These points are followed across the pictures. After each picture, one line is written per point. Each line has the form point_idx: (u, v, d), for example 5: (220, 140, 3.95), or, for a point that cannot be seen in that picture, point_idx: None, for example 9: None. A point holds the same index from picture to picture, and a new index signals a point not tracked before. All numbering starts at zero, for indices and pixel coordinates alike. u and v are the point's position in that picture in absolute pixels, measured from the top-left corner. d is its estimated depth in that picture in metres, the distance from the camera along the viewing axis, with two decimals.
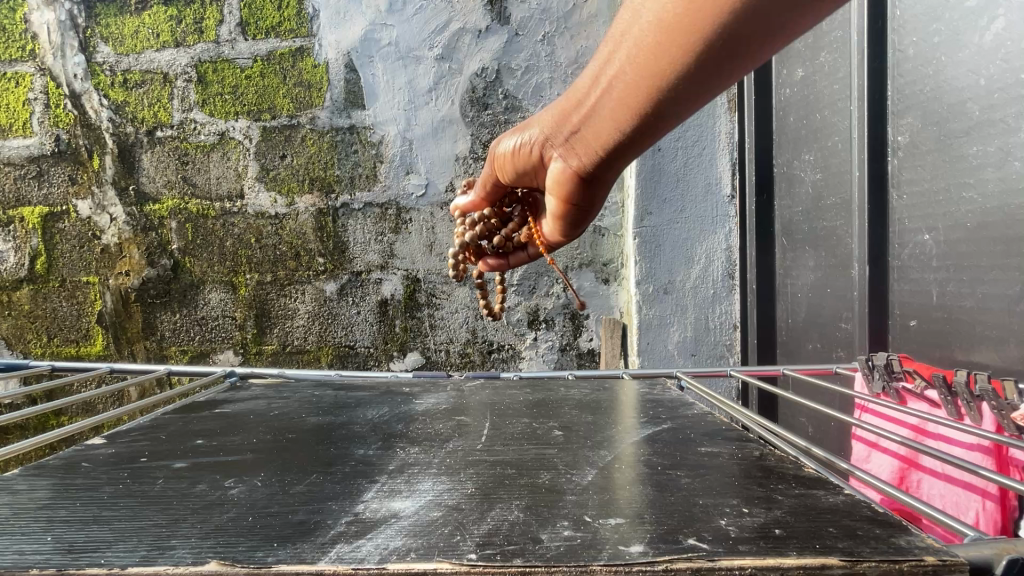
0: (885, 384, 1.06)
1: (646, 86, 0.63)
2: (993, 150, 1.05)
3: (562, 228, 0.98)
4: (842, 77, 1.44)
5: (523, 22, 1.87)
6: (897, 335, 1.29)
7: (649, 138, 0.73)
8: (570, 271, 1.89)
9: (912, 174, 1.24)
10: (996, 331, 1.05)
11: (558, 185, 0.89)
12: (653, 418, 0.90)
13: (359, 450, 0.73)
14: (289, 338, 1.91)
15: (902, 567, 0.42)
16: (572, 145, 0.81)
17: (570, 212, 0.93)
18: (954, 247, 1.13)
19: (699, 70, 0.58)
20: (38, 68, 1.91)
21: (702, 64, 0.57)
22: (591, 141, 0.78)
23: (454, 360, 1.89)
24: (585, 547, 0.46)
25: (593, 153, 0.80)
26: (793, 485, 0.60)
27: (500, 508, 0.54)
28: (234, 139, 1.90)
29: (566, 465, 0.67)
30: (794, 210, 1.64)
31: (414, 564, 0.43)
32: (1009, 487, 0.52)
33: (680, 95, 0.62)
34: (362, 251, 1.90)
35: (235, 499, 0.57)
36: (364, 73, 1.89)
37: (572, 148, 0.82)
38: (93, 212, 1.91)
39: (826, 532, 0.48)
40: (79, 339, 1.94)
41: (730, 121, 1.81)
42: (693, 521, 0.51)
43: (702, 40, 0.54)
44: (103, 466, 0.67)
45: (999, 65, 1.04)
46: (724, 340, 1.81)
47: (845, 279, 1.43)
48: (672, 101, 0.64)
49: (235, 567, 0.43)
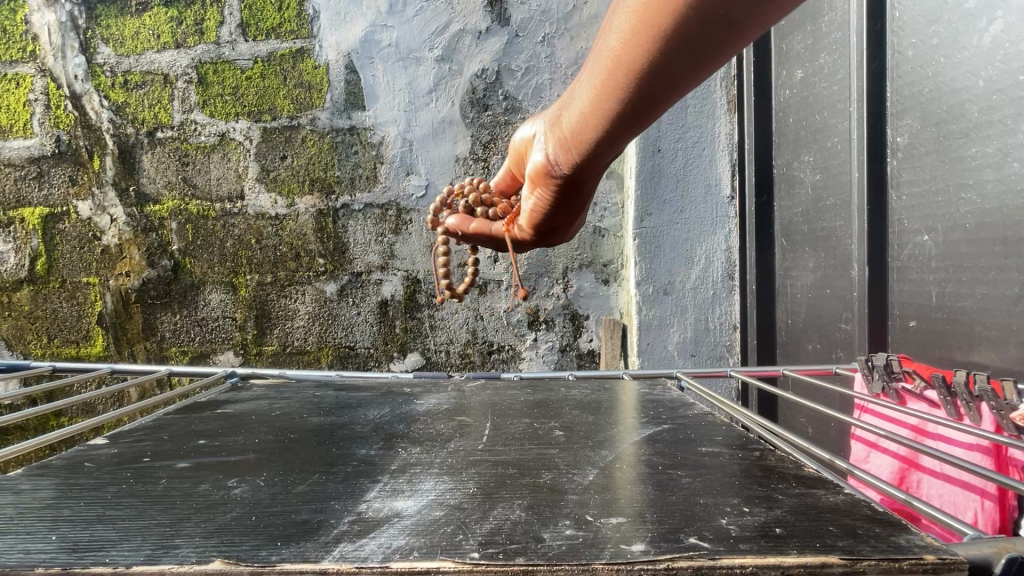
0: (884, 384, 1.06)
1: (611, 76, 0.53)
2: (992, 151, 1.05)
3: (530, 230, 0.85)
4: (841, 78, 1.44)
5: (523, 23, 1.87)
6: (896, 336, 1.30)
7: (623, 142, 0.62)
8: (570, 272, 1.89)
9: (912, 176, 1.24)
10: (995, 332, 1.05)
11: (530, 181, 0.77)
12: (653, 419, 0.90)
13: (361, 450, 0.73)
14: (289, 338, 1.91)
15: (902, 565, 0.43)
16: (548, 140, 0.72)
17: (539, 217, 0.82)
18: (954, 248, 1.14)
19: (666, 61, 0.47)
20: (38, 69, 1.91)
21: (679, 41, 0.45)
22: (563, 137, 0.68)
23: (454, 361, 1.89)
24: (587, 546, 0.47)
25: (566, 152, 0.68)
26: (793, 484, 0.60)
27: (503, 507, 0.54)
28: (235, 140, 1.91)
29: (567, 465, 0.68)
30: (793, 211, 1.65)
31: (417, 563, 0.43)
32: (1008, 487, 0.53)
33: (653, 89, 0.51)
34: (362, 252, 1.90)
35: (239, 499, 0.57)
36: (365, 74, 1.89)
37: (544, 146, 0.72)
38: (93, 213, 1.92)
39: (826, 530, 0.49)
40: (79, 340, 1.94)
41: (729, 122, 1.81)
42: (694, 520, 0.51)
43: (667, 25, 0.44)
44: (106, 465, 0.67)
45: (998, 67, 1.04)
46: (724, 340, 1.81)
47: (845, 280, 1.44)
48: (643, 99, 0.53)
49: (239, 566, 0.43)
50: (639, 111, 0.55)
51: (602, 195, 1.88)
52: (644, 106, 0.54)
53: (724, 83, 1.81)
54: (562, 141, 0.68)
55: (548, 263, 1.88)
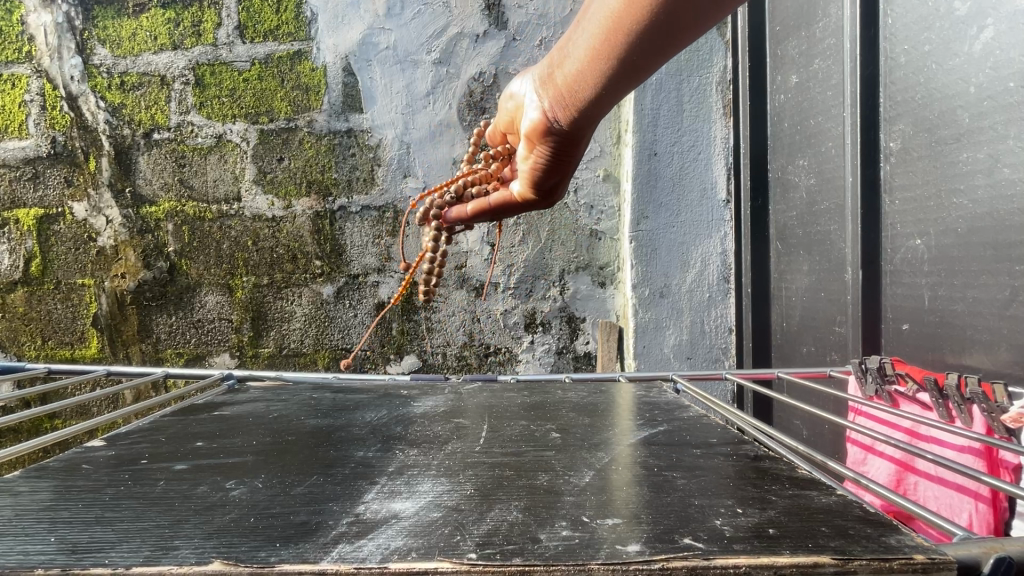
0: (877, 387, 1.07)
1: (625, 22, 0.67)
2: (983, 156, 1.07)
3: (529, 184, 0.98)
4: (834, 84, 1.46)
5: (520, 27, 1.88)
6: (890, 339, 1.31)
7: (625, 83, 0.76)
8: (567, 275, 1.90)
9: (905, 181, 1.26)
10: (987, 335, 1.07)
11: (529, 135, 0.91)
12: (649, 420, 0.91)
13: (359, 452, 0.74)
14: (285, 340, 1.91)
15: (892, 564, 0.44)
16: (549, 90, 0.85)
17: (544, 173, 0.95)
18: (945, 251, 1.15)
19: (660, 24, 0.65)
20: (34, 70, 1.91)
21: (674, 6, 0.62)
22: (567, 85, 0.81)
23: (451, 363, 1.89)
24: (582, 546, 0.47)
25: (566, 102, 0.83)
26: (787, 486, 0.61)
27: (500, 509, 0.55)
28: (232, 142, 1.91)
29: (564, 467, 0.68)
30: (788, 215, 1.66)
31: (415, 563, 0.44)
32: (1000, 489, 0.54)
33: (647, 44, 0.68)
34: (360, 254, 1.90)
35: (237, 500, 0.57)
36: (363, 77, 1.90)
37: (541, 104, 0.87)
38: (89, 215, 1.91)
39: (819, 531, 0.49)
40: (73, 342, 1.92)
41: (725, 126, 1.83)
42: (689, 521, 0.52)
43: None
44: (104, 468, 0.67)
45: (988, 74, 1.06)
46: (719, 343, 1.82)
47: (840, 283, 1.45)
48: (637, 54, 0.70)
49: (238, 567, 0.44)
50: (641, 65, 0.72)
51: (599, 198, 1.90)
52: (651, 54, 0.70)
53: (720, 88, 1.83)
54: (561, 101, 0.84)
55: (544, 266, 1.89)
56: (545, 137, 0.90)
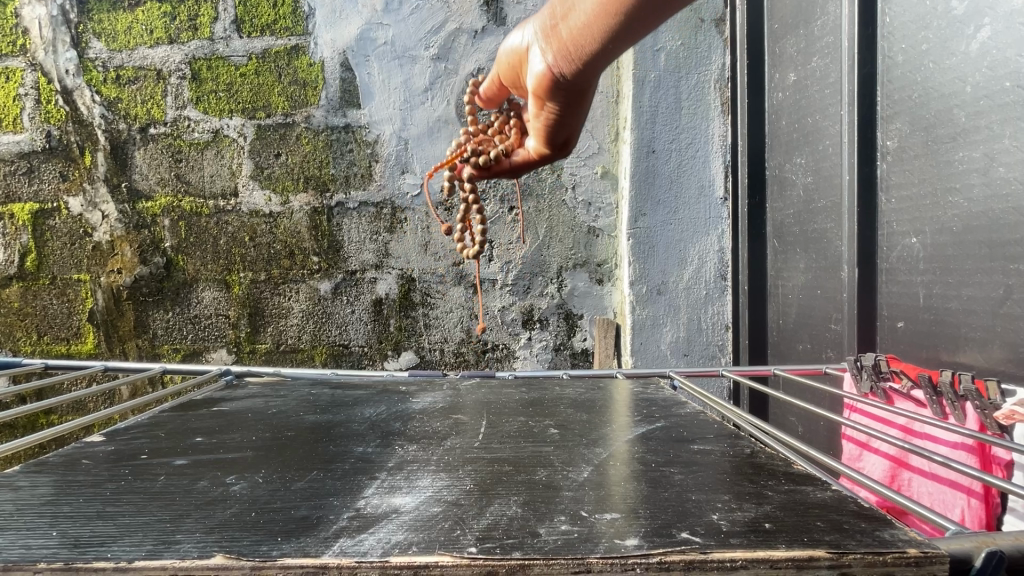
0: (872, 384, 1.09)
1: None
2: (979, 155, 1.08)
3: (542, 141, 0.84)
4: (832, 82, 1.46)
5: (519, 23, 1.88)
6: (885, 336, 1.32)
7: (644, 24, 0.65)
8: (564, 272, 1.90)
9: (901, 179, 1.27)
10: (980, 333, 1.08)
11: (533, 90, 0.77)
12: (646, 416, 0.92)
13: (358, 447, 0.74)
14: (282, 336, 1.91)
15: (886, 558, 0.44)
16: (553, 36, 0.71)
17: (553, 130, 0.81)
18: (940, 250, 1.16)
19: None
20: (29, 63, 1.90)
21: None
22: (576, 30, 0.69)
23: (449, 360, 1.90)
24: (581, 540, 0.48)
25: (574, 50, 0.70)
26: (783, 481, 0.61)
27: (499, 503, 0.55)
28: (229, 137, 1.90)
29: (562, 462, 0.68)
30: (786, 213, 1.67)
31: (417, 557, 0.44)
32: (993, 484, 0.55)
33: None
34: (357, 250, 1.90)
35: (237, 495, 0.58)
36: (360, 72, 1.89)
37: (543, 52, 0.73)
38: (85, 210, 1.90)
39: (814, 526, 0.50)
40: (69, 338, 1.92)
41: (723, 124, 1.83)
42: (686, 516, 0.53)
43: None
44: (104, 463, 0.67)
45: (985, 73, 1.06)
46: (716, 340, 1.83)
47: (836, 280, 1.46)
48: None
49: (241, 561, 0.44)
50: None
51: (597, 196, 1.90)
52: None
53: (718, 86, 1.83)
54: (567, 49, 0.71)
55: (542, 263, 1.89)
56: (551, 92, 0.76)
